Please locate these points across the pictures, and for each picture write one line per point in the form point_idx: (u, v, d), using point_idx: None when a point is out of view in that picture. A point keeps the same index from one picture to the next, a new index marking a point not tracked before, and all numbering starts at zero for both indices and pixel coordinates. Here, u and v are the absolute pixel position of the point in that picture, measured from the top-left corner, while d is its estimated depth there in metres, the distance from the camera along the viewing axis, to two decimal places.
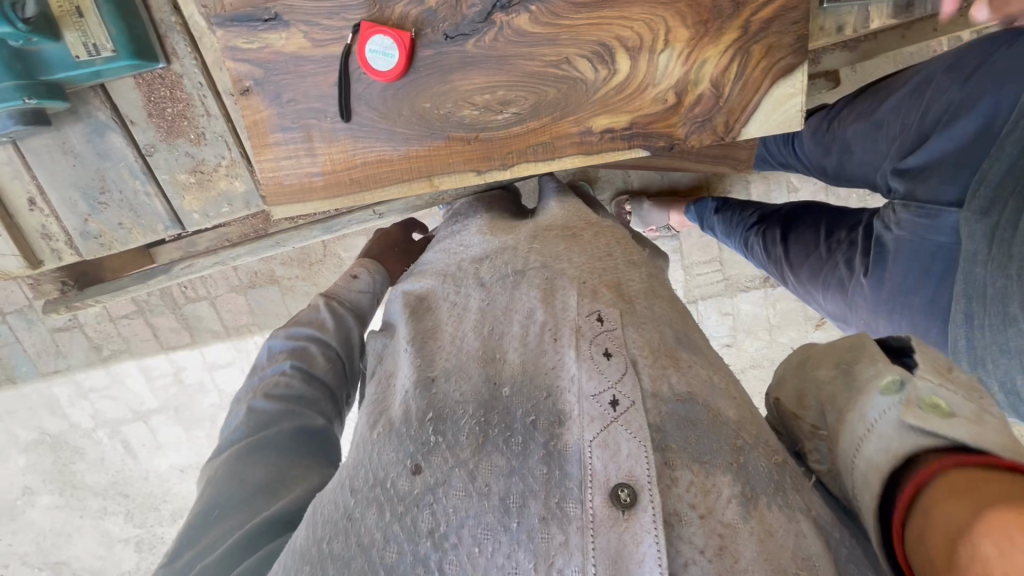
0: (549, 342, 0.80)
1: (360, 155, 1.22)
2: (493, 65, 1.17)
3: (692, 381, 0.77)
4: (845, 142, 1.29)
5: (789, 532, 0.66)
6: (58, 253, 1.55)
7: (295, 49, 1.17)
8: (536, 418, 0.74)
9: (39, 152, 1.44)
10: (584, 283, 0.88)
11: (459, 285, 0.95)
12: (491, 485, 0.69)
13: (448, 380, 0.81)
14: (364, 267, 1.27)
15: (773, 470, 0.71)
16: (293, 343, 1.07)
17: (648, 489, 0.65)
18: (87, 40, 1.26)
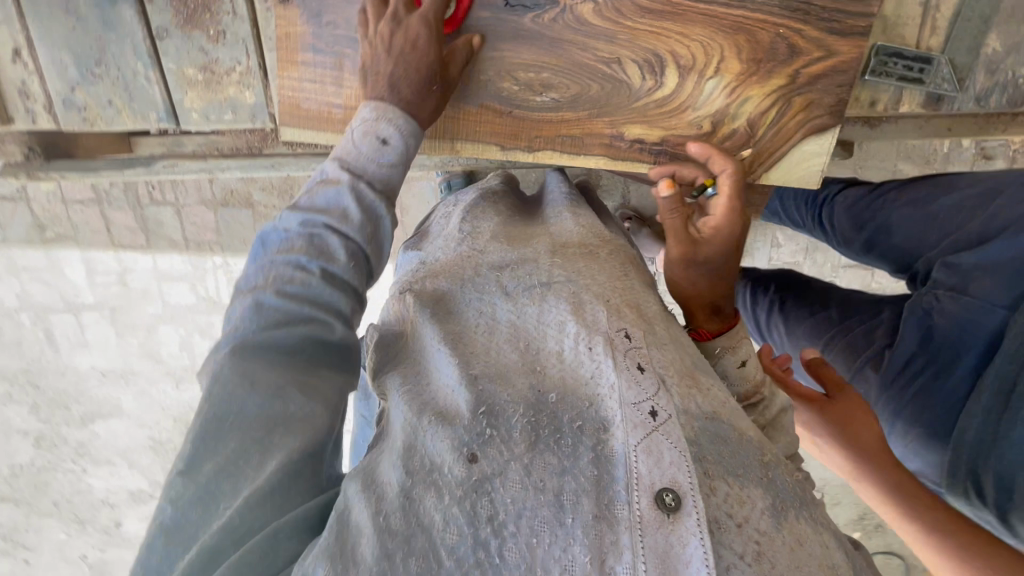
0: (585, 351, 0.76)
1: None
2: (545, 46, 1.15)
3: (713, 403, 0.76)
4: (885, 221, 1.38)
5: (816, 543, 0.68)
6: (32, 114, 1.43)
7: None
8: (582, 423, 0.70)
9: (38, 4, 1.34)
10: (609, 301, 0.84)
11: (482, 291, 0.88)
12: (547, 481, 0.66)
13: (492, 381, 0.75)
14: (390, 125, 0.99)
15: (796, 486, 0.73)
16: (313, 231, 0.90)
17: (691, 494, 0.64)
18: None
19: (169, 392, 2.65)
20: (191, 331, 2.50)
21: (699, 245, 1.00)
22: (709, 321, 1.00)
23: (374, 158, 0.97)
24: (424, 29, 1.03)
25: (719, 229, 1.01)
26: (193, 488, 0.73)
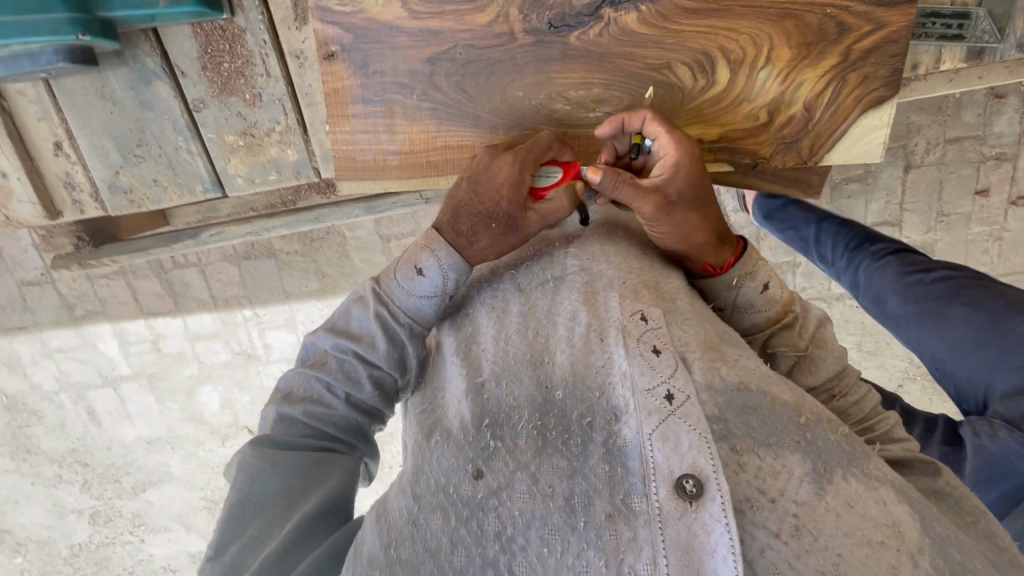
0: (597, 341, 0.80)
1: (441, 137, 1.17)
2: (594, 61, 1.13)
3: (742, 373, 0.76)
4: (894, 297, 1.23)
5: (870, 500, 0.66)
6: (78, 204, 1.43)
7: (391, 18, 1.11)
8: (592, 419, 0.74)
9: (74, 94, 1.33)
10: (621, 285, 0.86)
11: (497, 287, 0.93)
12: (555, 486, 0.70)
13: (499, 385, 0.81)
14: (426, 246, 0.92)
15: (843, 444, 0.71)
16: (345, 359, 0.94)
17: (715, 478, 0.64)
18: None
19: (216, 451, 2.63)
20: (229, 387, 2.47)
21: (663, 188, 0.94)
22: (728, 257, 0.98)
23: (404, 289, 0.91)
24: (508, 162, 0.96)
25: (684, 165, 0.96)
26: (221, 567, 0.81)
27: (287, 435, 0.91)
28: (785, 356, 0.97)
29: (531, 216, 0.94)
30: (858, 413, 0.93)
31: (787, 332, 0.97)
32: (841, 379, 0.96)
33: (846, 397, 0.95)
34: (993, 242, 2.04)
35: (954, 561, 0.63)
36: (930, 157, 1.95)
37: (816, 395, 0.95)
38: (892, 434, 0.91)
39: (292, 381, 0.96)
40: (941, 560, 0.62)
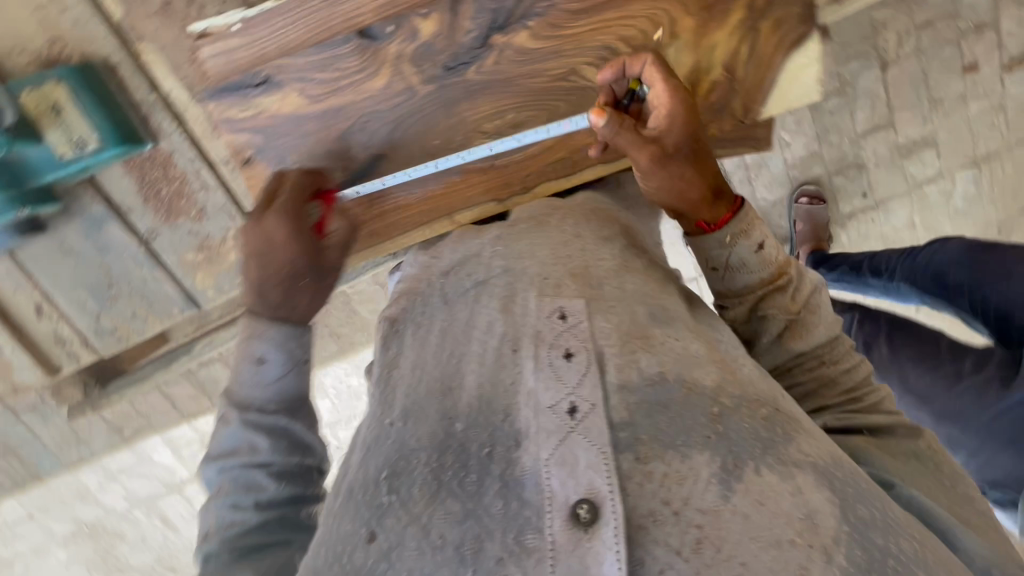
0: (508, 353, 0.73)
1: (380, 205, 1.21)
2: (499, 89, 1.12)
3: (663, 357, 0.71)
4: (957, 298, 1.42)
5: (785, 494, 0.60)
6: (74, 354, 1.51)
7: (291, 109, 1.10)
8: (492, 448, 0.65)
9: (39, 259, 1.39)
10: (544, 281, 0.80)
11: (424, 304, 0.87)
12: (445, 536, 0.59)
13: (405, 423, 0.71)
14: (270, 342, 0.89)
15: (755, 428, 0.66)
16: (232, 475, 0.84)
17: (610, 500, 0.58)
18: (70, 136, 1.20)
19: None
20: None
21: (659, 138, 0.96)
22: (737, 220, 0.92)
23: (256, 382, 0.87)
24: (280, 222, 0.95)
25: (673, 115, 0.96)
26: None
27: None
28: (777, 318, 0.93)
29: (330, 252, 1.04)
30: (848, 382, 0.93)
31: (780, 296, 0.93)
32: (833, 347, 0.95)
33: (838, 365, 0.94)
34: (998, 114, 1.83)
35: (873, 547, 0.60)
36: (904, 49, 1.76)
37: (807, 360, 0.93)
38: (880, 406, 0.92)
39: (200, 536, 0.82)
40: (859, 550, 0.59)
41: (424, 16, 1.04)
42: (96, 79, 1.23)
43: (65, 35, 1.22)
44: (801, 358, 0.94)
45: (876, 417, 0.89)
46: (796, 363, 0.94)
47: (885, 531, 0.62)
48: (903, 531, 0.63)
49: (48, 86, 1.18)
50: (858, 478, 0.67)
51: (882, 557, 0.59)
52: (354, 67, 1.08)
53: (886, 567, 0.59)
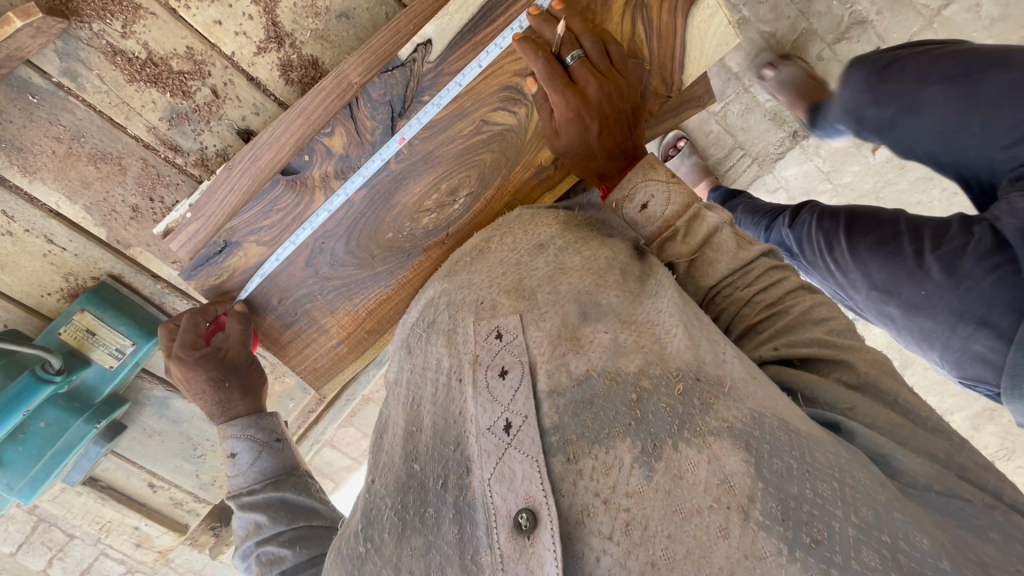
0: (456, 383, 0.83)
1: (362, 308, 1.28)
2: (421, 168, 1.15)
3: (591, 355, 0.76)
4: (854, 217, 1.18)
5: (701, 463, 0.63)
6: (194, 510, 1.77)
7: (256, 258, 1.19)
8: (446, 479, 0.77)
9: (133, 448, 1.61)
10: (480, 304, 0.88)
11: (397, 360, 1.00)
12: (416, 569, 0.73)
13: (378, 478, 0.84)
14: (223, 447, 1.09)
15: (675, 403, 0.69)
16: (256, 555, 0.99)
17: (546, 504, 0.67)
18: (110, 349, 1.39)
19: None
20: None
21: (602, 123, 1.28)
22: (591, 160, 1.05)
23: (238, 473, 1.07)
24: (192, 355, 1.13)
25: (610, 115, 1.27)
26: None
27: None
28: (678, 263, 0.98)
29: (234, 351, 1.17)
30: (766, 298, 0.93)
31: (674, 241, 0.98)
32: (746, 273, 0.95)
33: (750, 287, 0.94)
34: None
35: (786, 496, 0.60)
36: None
37: (717, 290, 0.96)
38: (808, 317, 0.89)
39: None
40: (773, 501, 0.60)
41: (329, 134, 1.09)
42: (110, 292, 1.40)
43: (74, 268, 1.40)
44: (716, 292, 0.96)
45: (803, 332, 0.87)
46: (714, 296, 0.97)
47: (802, 477, 0.61)
48: (820, 474, 0.61)
49: (76, 317, 1.36)
50: (777, 431, 0.65)
51: (797, 504, 0.59)
52: (292, 202, 1.14)
53: (800, 512, 0.59)
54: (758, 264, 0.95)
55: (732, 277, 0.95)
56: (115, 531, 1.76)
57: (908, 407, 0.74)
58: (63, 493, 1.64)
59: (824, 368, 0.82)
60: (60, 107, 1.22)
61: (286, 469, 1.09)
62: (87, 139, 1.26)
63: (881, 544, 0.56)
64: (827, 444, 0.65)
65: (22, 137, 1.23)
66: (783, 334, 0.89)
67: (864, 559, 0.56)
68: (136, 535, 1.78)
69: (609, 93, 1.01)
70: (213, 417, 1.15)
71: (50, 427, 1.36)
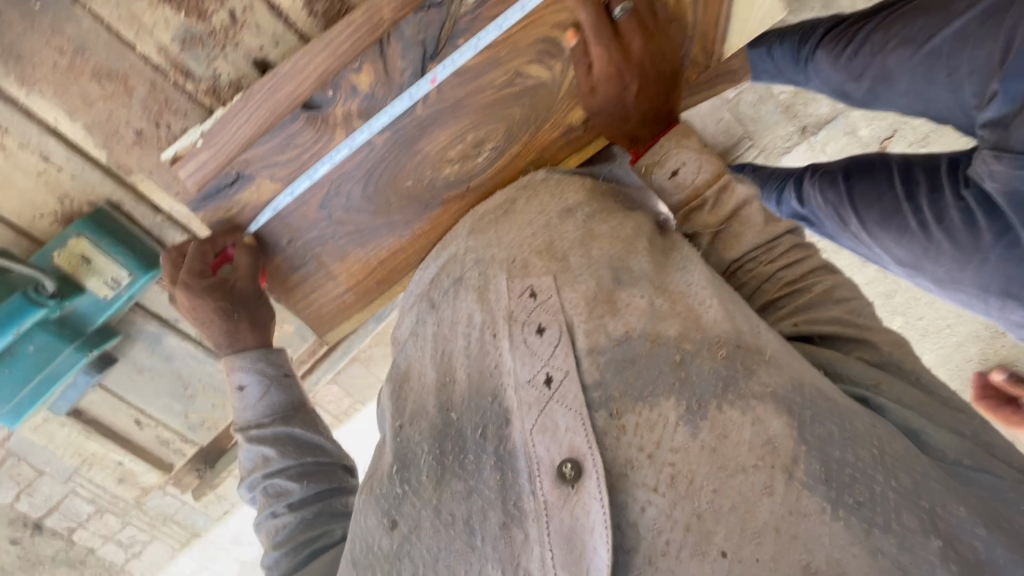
0: (490, 340, 0.82)
1: (373, 257, 1.26)
2: (449, 116, 1.12)
3: (628, 319, 0.77)
4: (851, 181, 1.06)
5: (745, 425, 0.66)
6: (180, 450, 1.76)
7: (270, 194, 1.15)
8: (485, 429, 0.78)
9: (122, 383, 1.57)
10: (512, 263, 0.88)
11: (417, 313, 0.97)
12: (455, 512, 0.75)
13: (411, 424, 0.85)
14: (230, 375, 1.07)
15: (720, 367, 0.70)
16: (262, 487, 1.00)
17: (591, 455, 0.68)
18: (104, 278, 1.34)
19: None
20: None
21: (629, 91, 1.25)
22: (624, 123, 1.05)
23: (246, 407, 1.05)
24: (196, 282, 1.12)
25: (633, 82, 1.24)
26: None
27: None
28: (702, 234, 0.99)
29: (241, 284, 1.14)
30: (789, 276, 0.93)
31: (700, 212, 0.98)
32: (771, 249, 0.95)
33: (774, 262, 0.94)
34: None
35: (829, 460, 0.63)
36: None
37: (740, 264, 0.97)
38: (830, 295, 0.89)
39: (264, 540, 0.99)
40: (817, 464, 0.63)
41: (356, 70, 1.03)
42: (108, 219, 1.35)
43: (69, 190, 1.33)
44: (738, 266, 0.97)
45: (823, 310, 0.87)
46: (735, 270, 0.97)
47: (844, 442, 0.64)
48: (859, 440, 0.64)
49: (70, 243, 1.30)
50: (816, 398, 0.67)
51: (839, 467, 0.62)
52: (311, 139, 1.09)
53: (842, 475, 0.62)
54: (784, 242, 0.95)
55: (755, 252, 0.96)
56: (98, 466, 1.74)
57: (930, 385, 0.76)
58: (46, 424, 1.60)
59: (844, 345, 0.84)
60: (64, 16, 1.13)
61: (293, 404, 1.07)
62: (92, 54, 1.17)
63: (921, 508, 0.59)
64: (864, 416, 0.67)
65: (20, 45, 1.15)
66: (804, 310, 0.89)
67: (904, 521, 0.59)
68: (120, 470, 1.77)
69: (653, 54, 1.01)
70: (221, 347, 1.18)
71: (40, 351, 1.31)
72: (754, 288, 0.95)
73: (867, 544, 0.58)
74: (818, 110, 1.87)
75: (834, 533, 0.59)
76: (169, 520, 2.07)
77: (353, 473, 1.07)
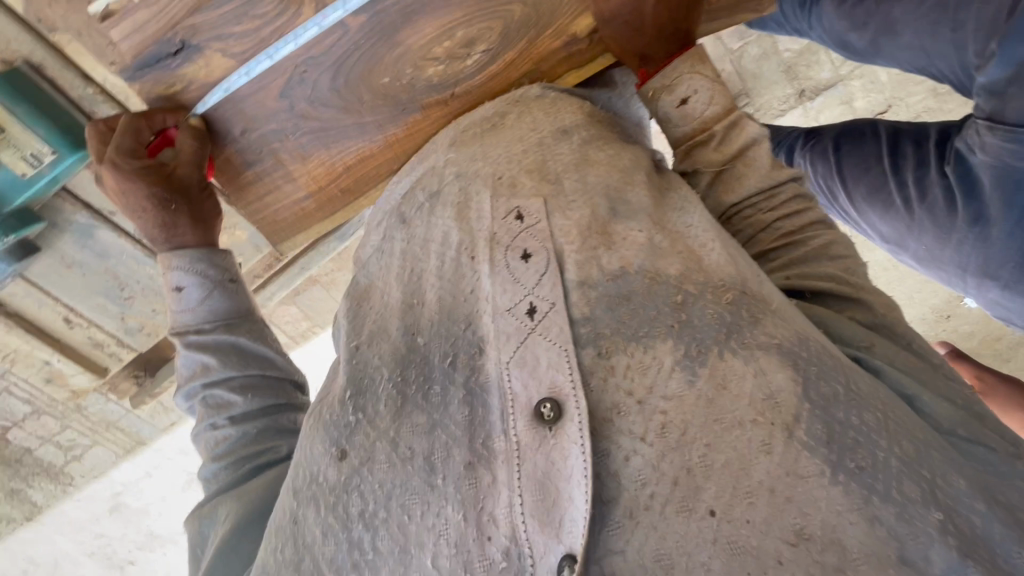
0: (467, 262, 0.74)
1: (339, 160, 1.11)
2: (441, 4, 0.98)
3: (624, 253, 0.70)
4: (842, 156, 1.27)
5: (747, 376, 0.62)
6: (116, 354, 1.63)
7: (220, 72, 0.99)
8: (455, 358, 0.70)
9: (48, 274, 1.42)
10: (499, 179, 0.78)
11: (385, 232, 0.86)
12: (414, 447, 0.68)
13: (370, 346, 0.76)
14: (168, 272, 0.96)
15: (724, 314, 0.66)
16: (200, 397, 0.92)
17: (574, 396, 0.63)
18: (23, 153, 1.15)
19: None
20: None
21: None
22: (637, 38, 0.94)
23: (184, 309, 0.95)
24: (127, 162, 0.99)
25: None
26: None
27: (216, 493, 0.86)
28: (702, 173, 0.90)
29: (183, 170, 1.00)
30: (788, 227, 0.86)
31: (703, 148, 0.89)
32: (774, 195, 0.87)
33: (775, 210, 0.87)
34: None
35: (833, 421, 0.60)
36: None
37: (738, 210, 0.88)
38: (825, 251, 0.84)
39: (200, 450, 0.93)
40: (819, 424, 0.60)
41: None
42: (26, 84, 1.15)
43: None
44: (735, 212, 0.88)
45: (817, 266, 0.83)
46: (731, 217, 0.88)
47: (848, 403, 0.61)
48: (865, 404, 0.61)
49: None
50: (823, 356, 0.64)
51: (843, 429, 0.59)
52: (272, 10, 0.94)
53: (846, 437, 0.59)
54: (788, 189, 0.87)
55: (754, 200, 0.87)
56: (22, 363, 1.60)
57: (921, 349, 0.74)
58: None
59: (836, 304, 0.79)
60: None
61: (240, 311, 0.97)
62: None
63: (922, 477, 0.58)
64: (866, 377, 0.65)
65: None
66: (798, 264, 0.84)
67: (905, 491, 0.57)
68: (47, 370, 1.63)
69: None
70: (154, 242, 1.03)
71: None
72: (750, 237, 0.87)
73: (864, 512, 0.56)
74: (822, 70, 1.79)
75: (831, 498, 0.57)
76: (105, 427, 1.97)
77: (303, 391, 0.99)
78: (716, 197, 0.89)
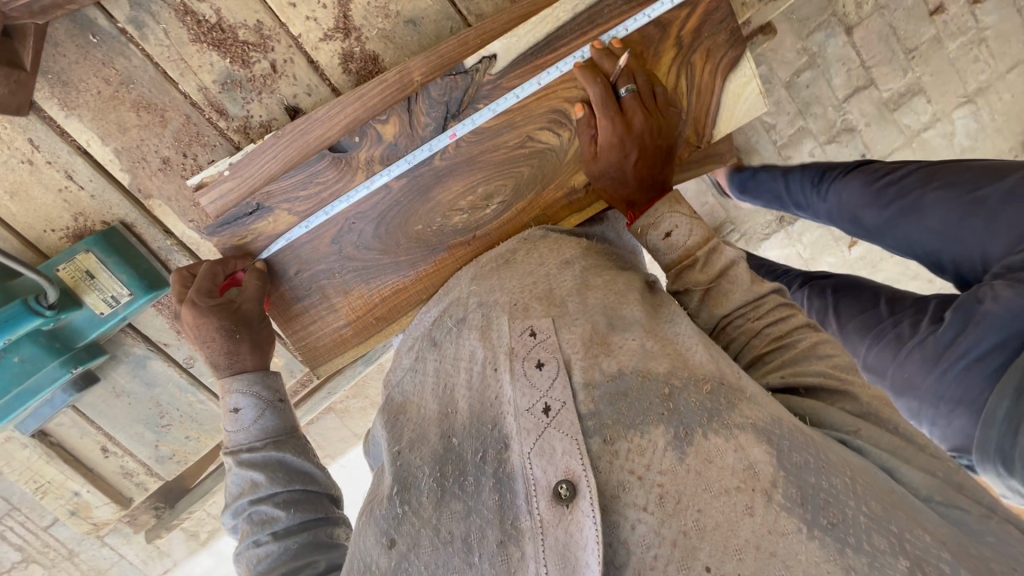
0: (491, 372, 0.86)
1: (375, 294, 1.29)
2: (465, 169, 1.22)
3: (621, 358, 0.81)
4: (838, 297, 1.40)
5: (728, 451, 0.70)
6: (143, 484, 1.67)
7: (285, 227, 1.21)
8: (485, 452, 0.81)
9: (97, 405, 1.53)
10: (514, 306, 0.91)
11: (421, 356, 0.98)
12: (454, 531, 0.77)
13: (411, 450, 0.87)
14: (226, 394, 1.07)
15: (705, 400, 0.75)
16: (245, 514, 0.98)
17: (584, 476, 0.72)
18: (105, 295, 1.34)
19: None
20: None
21: None
22: (623, 187, 1.14)
23: (239, 429, 1.04)
24: (204, 300, 1.12)
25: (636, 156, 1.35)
26: None
27: None
28: (693, 291, 1.04)
29: (247, 305, 1.16)
30: (777, 330, 0.98)
31: (690, 271, 1.05)
32: (758, 306, 1.00)
33: (761, 318, 0.99)
34: (978, 47, 1.81)
35: (805, 484, 0.68)
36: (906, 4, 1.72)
37: (728, 321, 1.01)
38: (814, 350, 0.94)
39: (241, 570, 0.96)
40: (794, 487, 0.68)
41: (383, 121, 1.16)
42: (118, 238, 1.37)
43: (86, 208, 1.36)
44: (727, 322, 1.01)
45: (808, 365, 0.92)
46: (725, 325, 1.01)
47: (818, 470, 0.69)
48: (834, 469, 0.69)
49: (78, 257, 1.32)
50: (795, 431, 0.73)
51: (813, 491, 0.67)
52: (332, 178, 1.18)
53: (817, 496, 0.67)
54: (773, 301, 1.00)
55: (740, 312, 1.00)
56: (53, 496, 1.64)
57: (908, 433, 0.82)
58: (9, 442, 1.54)
59: (828, 396, 0.88)
60: (117, 51, 1.23)
61: (287, 429, 1.07)
62: (137, 86, 1.25)
63: (890, 531, 0.65)
64: (837, 451, 0.73)
65: (71, 72, 1.23)
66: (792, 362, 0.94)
67: (874, 542, 0.64)
68: (74, 502, 1.66)
69: (652, 129, 1.12)
70: (217, 368, 1.11)
71: (24, 363, 1.29)
72: (742, 344, 0.99)
73: (840, 562, 0.63)
74: None
75: (810, 550, 0.64)
76: None
77: (336, 505, 1.06)
78: (706, 310, 1.02)
